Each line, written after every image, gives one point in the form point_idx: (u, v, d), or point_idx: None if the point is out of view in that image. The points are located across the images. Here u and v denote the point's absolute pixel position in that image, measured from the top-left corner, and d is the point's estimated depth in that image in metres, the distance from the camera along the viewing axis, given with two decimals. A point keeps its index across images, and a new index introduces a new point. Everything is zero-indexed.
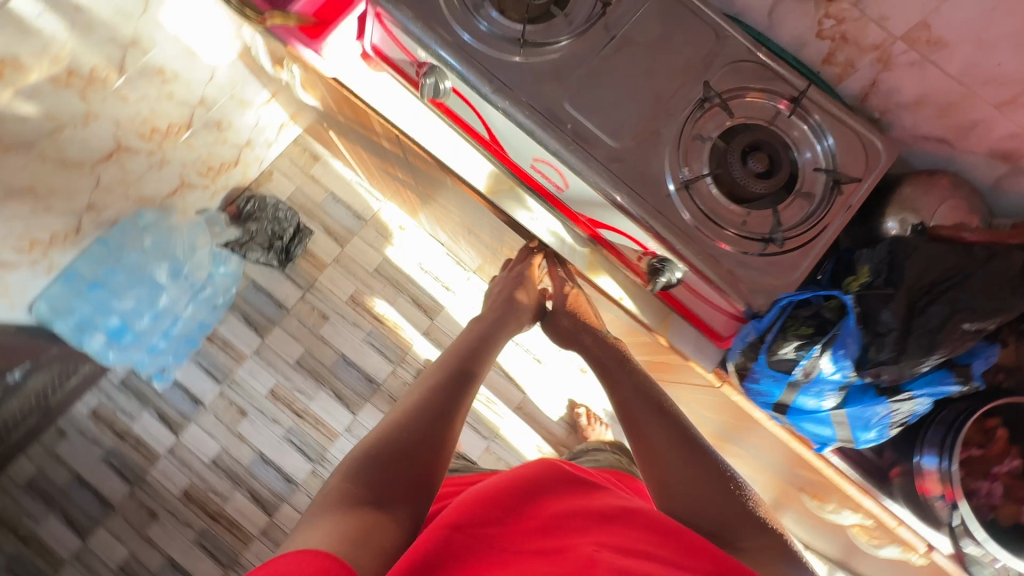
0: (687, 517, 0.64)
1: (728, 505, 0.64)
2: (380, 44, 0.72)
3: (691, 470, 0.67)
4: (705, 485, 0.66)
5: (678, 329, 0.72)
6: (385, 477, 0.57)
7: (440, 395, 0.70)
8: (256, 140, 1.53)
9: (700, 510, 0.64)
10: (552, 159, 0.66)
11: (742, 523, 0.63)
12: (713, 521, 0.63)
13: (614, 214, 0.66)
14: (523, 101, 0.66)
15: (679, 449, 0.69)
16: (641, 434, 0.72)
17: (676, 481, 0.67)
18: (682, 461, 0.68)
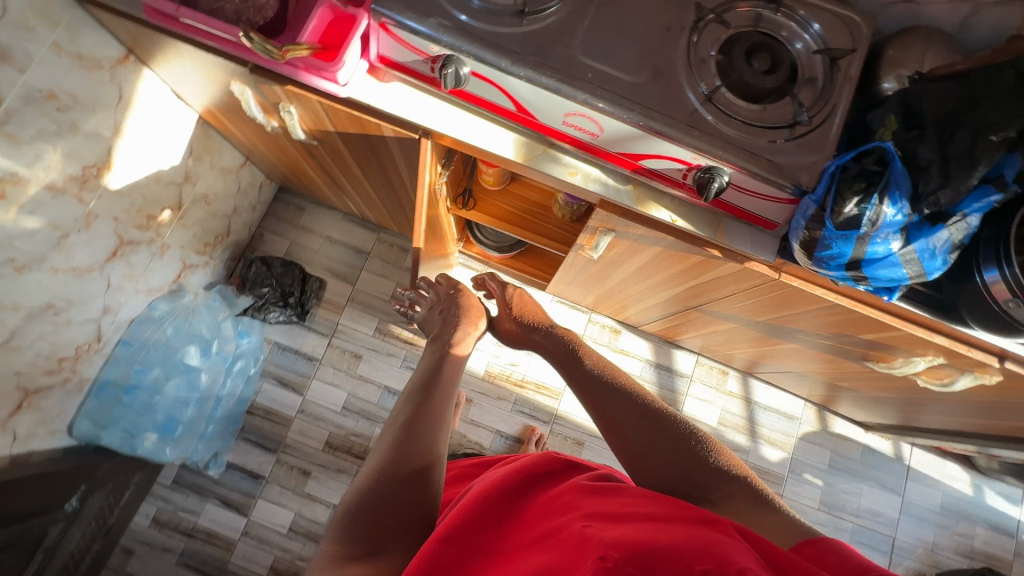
0: (657, 486, 0.67)
1: (691, 465, 0.67)
2: (387, 52, 0.75)
3: (650, 439, 0.70)
4: (662, 454, 0.68)
5: (732, 231, 0.78)
6: (369, 534, 0.58)
7: (417, 438, 0.67)
8: (241, 206, 1.53)
9: (664, 471, 0.67)
10: (584, 110, 0.70)
11: (712, 479, 0.65)
12: (676, 478, 0.66)
13: (653, 141, 0.70)
14: (540, 64, 0.69)
15: (638, 422, 0.72)
16: (602, 414, 0.76)
17: (640, 455, 0.70)
18: (647, 435, 0.71)
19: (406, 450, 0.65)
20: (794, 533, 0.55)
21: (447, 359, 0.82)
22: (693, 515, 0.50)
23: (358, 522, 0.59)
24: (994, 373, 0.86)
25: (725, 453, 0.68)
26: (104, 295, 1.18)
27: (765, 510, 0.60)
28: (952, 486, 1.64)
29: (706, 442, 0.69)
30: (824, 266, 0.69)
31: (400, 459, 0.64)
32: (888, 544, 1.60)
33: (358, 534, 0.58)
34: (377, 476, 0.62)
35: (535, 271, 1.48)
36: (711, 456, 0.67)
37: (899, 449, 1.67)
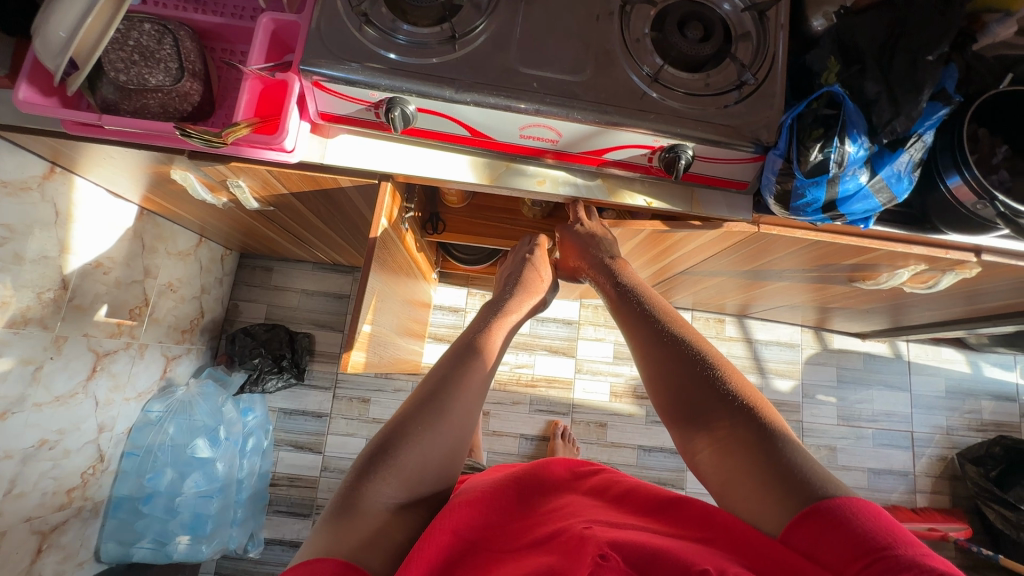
0: (668, 407, 0.64)
1: (697, 387, 0.63)
2: (327, 108, 0.73)
3: (662, 358, 0.67)
4: (670, 374, 0.65)
5: (707, 200, 0.79)
6: (398, 477, 0.60)
7: (459, 399, 0.67)
8: (208, 284, 1.49)
9: (668, 392, 0.64)
10: (538, 118, 0.70)
11: (717, 403, 0.60)
12: (678, 404, 0.63)
13: (611, 133, 0.70)
14: (484, 85, 0.68)
15: (654, 342, 0.69)
16: (627, 330, 0.74)
17: (650, 372, 0.68)
18: (667, 352, 0.67)
19: (447, 404, 0.65)
20: (790, 498, 0.50)
21: (499, 321, 0.82)
22: (705, 531, 0.51)
23: (383, 460, 0.60)
24: (972, 267, 0.91)
25: (737, 378, 0.63)
26: (94, 414, 1.13)
27: (767, 445, 0.55)
28: (951, 369, 1.73)
29: (716, 367, 0.64)
30: (801, 211, 0.71)
31: (440, 413, 0.64)
32: (908, 438, 1.68)
33: (378, 472, 0.60)
34: (410, 422, 0.64)
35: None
36: (721, 378, 0.62)
37: (896, 348, 1.74)
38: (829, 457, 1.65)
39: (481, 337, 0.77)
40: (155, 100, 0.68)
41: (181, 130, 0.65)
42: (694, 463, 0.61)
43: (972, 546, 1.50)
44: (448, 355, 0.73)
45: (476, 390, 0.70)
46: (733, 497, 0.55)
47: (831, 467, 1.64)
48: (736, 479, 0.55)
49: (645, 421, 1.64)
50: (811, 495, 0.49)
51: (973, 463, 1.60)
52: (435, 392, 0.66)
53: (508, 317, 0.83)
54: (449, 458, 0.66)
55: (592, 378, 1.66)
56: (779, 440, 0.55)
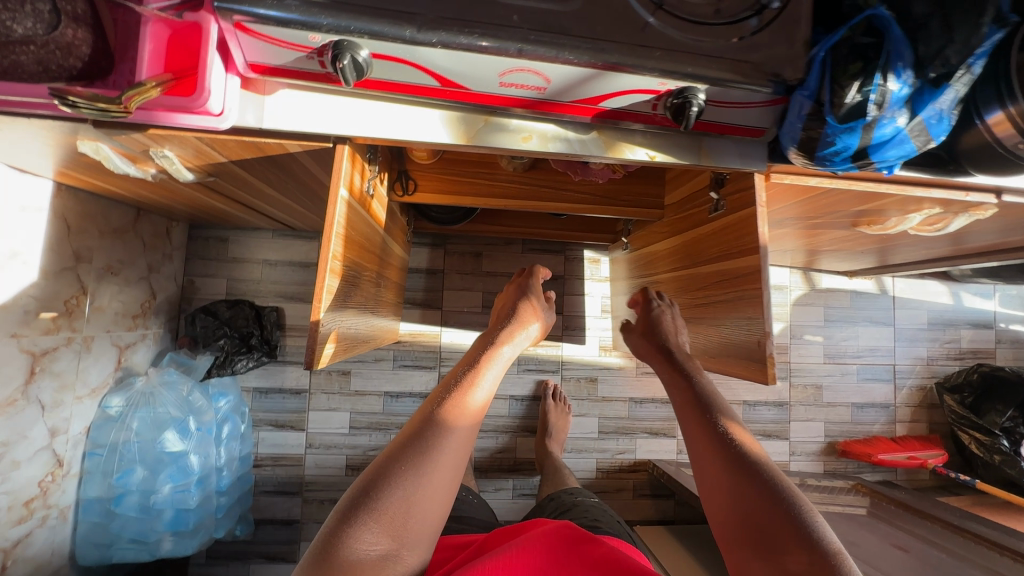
0: (738, 526, 0.61)
1: (762, 506, 0.60)
2: (257, 57, 0.58)
3: (727, 476, 0.65)
4: (735, 495, 0.63)
5: (718, 150, 0.69)
6: (386, 520, 0.57)
7: (444, 438, 0.65)
8: (155, 261, 1.34)
9: (739, 512, 0.62)
10: (520, 62, 0.57)
11: (782, 526, 0.57)
12: (746, 524, 0.60)
13: (610, 77, 0.59)
14: (452, 21, 0.55)
15: (730, 455, 0.66)
16: (698, 434, 0.71)
17: (715, 492, 0.66)
18: (727, 466, 0.65)
19: (435, 444, 0.64)
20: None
21: (488, 359, 0.78)
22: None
23: (365, 503, 0.58)
24: (988, 209, 0.85)
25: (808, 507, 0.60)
26: (42, 419, 1.03)
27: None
28: (935, 302, 1.73)
29: (789, 493, 0.61)
30: (828, 160, 0.62)
31: (428, 457, 0.63)
32: (890, 372, 1.71)
33: (361, 516, 0.57)
34: (396, 464, 0.62)
35: (496, 228, 1.39)
36: (792, 503, 0.59)
37: (881, 284, 1.72)
38: (815, 395, 1.67)
39: (465, 376, 0.74)
40: (27, 55, 0.54)
41: (63, 102, 0.52)
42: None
43: (948, 471, 1.57)
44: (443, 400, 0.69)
45: (466, 441, 0.68)
46: None
47: (817, 405, 1.66)
48: None
49: (634, 373, 1.61)
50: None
51: (951, 392, 1.64)
52: (422, 432, 0.65)
53: (501, 350, 0.81)
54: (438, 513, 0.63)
55: (581, 334, 1.60)
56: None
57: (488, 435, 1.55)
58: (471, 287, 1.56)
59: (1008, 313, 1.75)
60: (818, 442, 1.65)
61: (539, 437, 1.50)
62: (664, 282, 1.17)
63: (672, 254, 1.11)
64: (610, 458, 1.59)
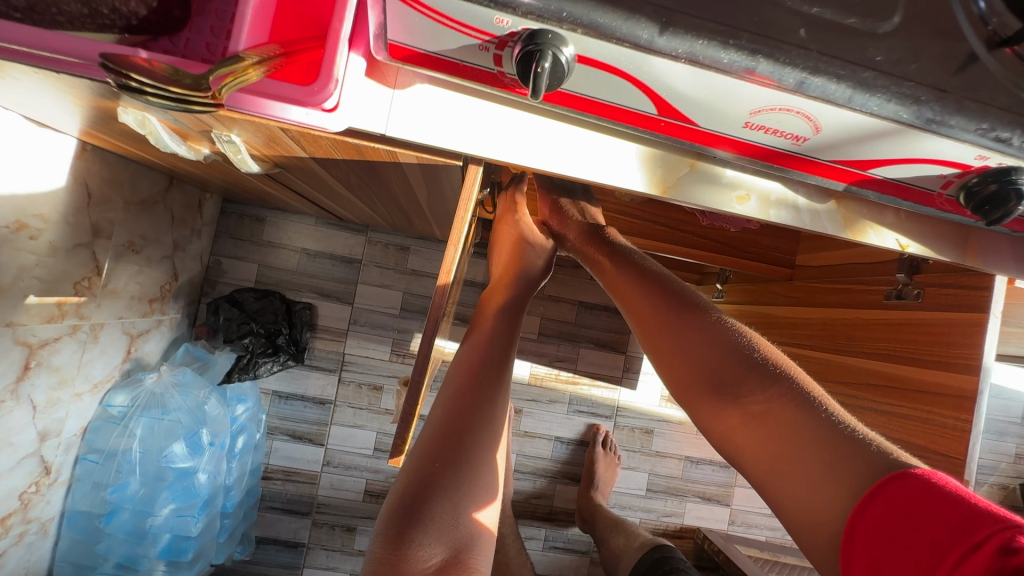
0: (678, 371, 0.57)
1: (714, 355, 0.55)
2: (402, 35, 0.39)
3: (669, 327, 0.58)
4: (685, 348, 0.57)
5: (990, 248, 0.50)
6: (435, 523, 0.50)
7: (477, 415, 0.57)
8: (182, 238, 1.16)
9: (686, 362, 0.56)
10: (795, 100, 0.38)
11: (743, 377, 0.52)
12: (696, 372, 0.55)
13: (913, 137, 0.40)
14: (715, 25, 0.36)
15: (661, 300, 0.60)
16: (619, 287, 0.64)
17: (657, 345, 0.59)
18: (671, 320, 0.58)
19: (468, 425, 0.56)
20: (846, 468, 0.42)
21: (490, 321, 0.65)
22: (922, 549, 0.35)
23: (414, 512, 0.50)
24: None
25: (761, 346, 0.56)
26: (32, 423, 0.85)
27: (812, 425, 0.46)
28: None
29: (745, 339, 0.56)
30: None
31: (464, 443, 0.55)
32: None
33: (414, 526, 0.50)
34: (433, 454, 0.54)
35: None
36: (750, 350, 0.54)
37: None
38: None
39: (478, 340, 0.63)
40: None
41: (123, 82, 0.35)
42: (729, 449, 0.53)
43: None
44: (459, 376, 0.60)
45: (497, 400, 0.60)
46: (782, 477, 0.46)
47: None
48: (779, 457, 0.47)
49: (695, 430, 1.44)
50: (887, 461, 0.41)
51: None
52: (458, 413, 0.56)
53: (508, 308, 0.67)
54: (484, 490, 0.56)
55: (643, 379, 1.42)
56: (826, 414, 0.47)
57: (526, 477, 1.38)
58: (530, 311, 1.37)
59: None
60: None
61: (583, 489, 1.33)
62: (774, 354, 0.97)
63: (800, 327, 0.90)
64: (655, 520, 1.42)
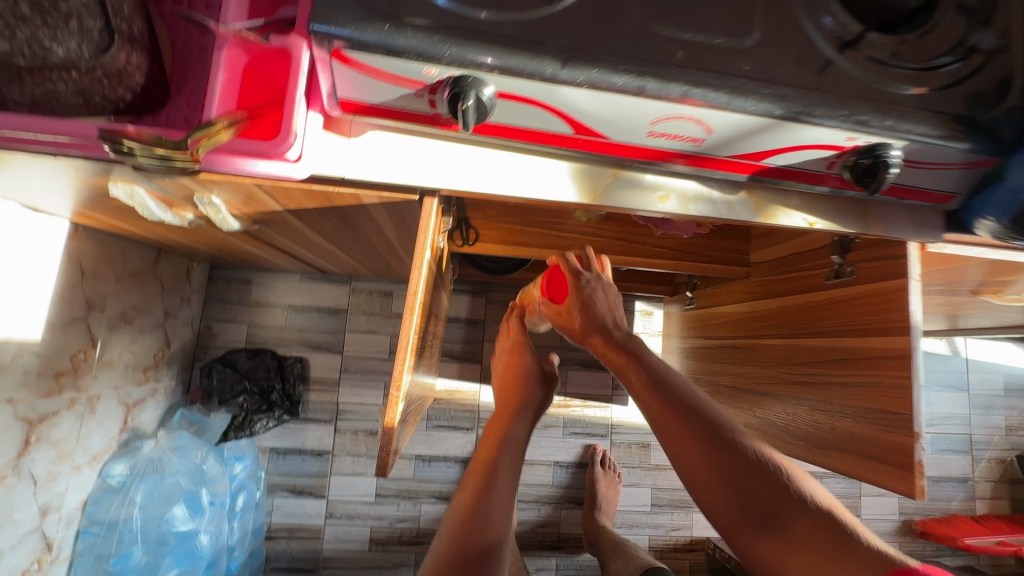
0: (718, 501, 0.55)
1: (745, 476, 0.54)
2: (350, 92, 0.46)
3: (699, 447, 0.56)
4: (718, 473, 0.55)
5: (886, 217, 0.57)
6: None
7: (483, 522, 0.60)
8: (172, 307, 1.21)
9: (722, 488, 0.55)
10: (684, 109, 0.46)
11: (791, 517, 0.52)
12: (735, 501, 0.54)
13: (789, 130, 0.47)
14: (608, 59, 0.44)
15: (684, 415, 0.58)
16: (641, 395, 0.62)
17: (691, 466, 0.56)
18: (693, 427, 0.57)
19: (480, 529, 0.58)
20: None
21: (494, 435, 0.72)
22: None
23: None
24: None
25: (784, 465, 0.57)
26: (33, 498, 0.87)
27: (865, 555, 0.46)
28: (1010, 366, 1.60)
29: (775, 463, 0.56)
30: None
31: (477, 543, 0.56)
32: (965, 442, 1.56)
33: None
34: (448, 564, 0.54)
35: None
36: (777, 473, 0.55)
37: (954, 344, 1.59)
38: None
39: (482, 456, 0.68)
40: (64, 83, 0.42)
41: (115, 147, 0.41)
42: None
43: None
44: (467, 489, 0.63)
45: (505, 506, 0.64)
46: None
47: None
48: None
49: None
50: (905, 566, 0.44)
51: None
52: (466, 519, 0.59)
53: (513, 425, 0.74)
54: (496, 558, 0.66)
55: None
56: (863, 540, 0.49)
57: (530, 507, 1.38)
58: None
59: None
60: (892, 520, 1.49)
61: (587, 511, 1.34)
62: (742, 351, 1.02)
63: (761, 320, 0.96)
64: (664, 535, 1.42)
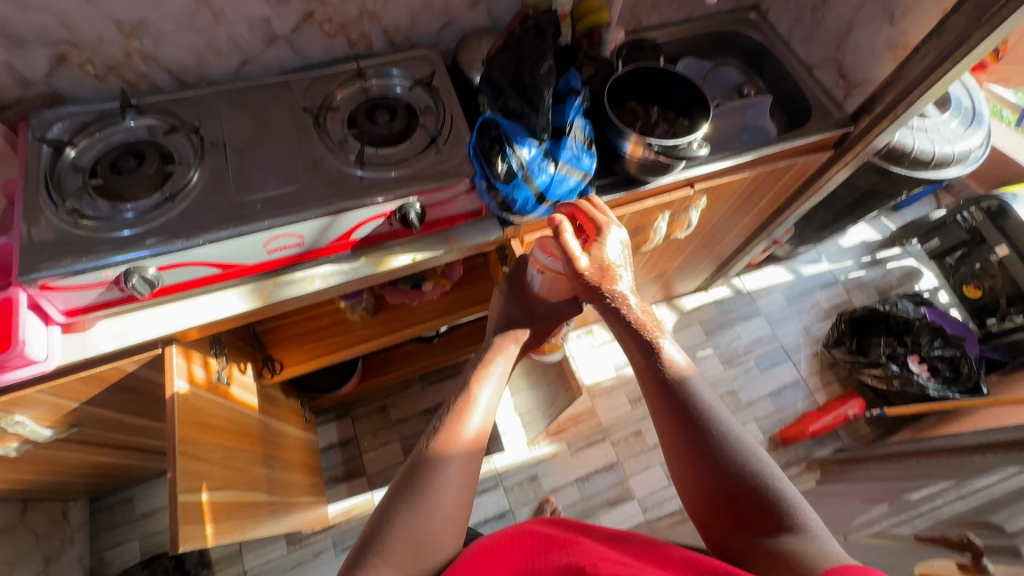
0: (687, 486, 0.59)
1: (714, 477, 0.57)
2: (67, 303, 0.74)
3: (675, 436, 0.61)
4: (683, 460, 0.60)
5: (461, 235, 0.89)
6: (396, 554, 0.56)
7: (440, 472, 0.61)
8: (53, 550, 1.29)
9: (696, 482, 0.58)
10: (274, 232, 0.76)
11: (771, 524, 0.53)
12: (705, 495, 0.57)
13: (345, 218, 0.79)
14: (214, 225, 0.75)
15: (674, 413, 0.61)
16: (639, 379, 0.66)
17: (668, 447, 0.62)
18: (689, 432, 0.60)
19: (433, 476, 0.60)
20: None
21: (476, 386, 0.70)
22: None
23: (373, 544, 0.56)
24: (700, 198, 1.11)
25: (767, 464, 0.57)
26: None
27: (807, 553, 0.48)
28: (782, 282, 1.99)
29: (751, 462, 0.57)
30: (511, 202, 0.81)
31: (425, 493, 0.59)
32: (783, 353, 1.87)
33: (371, 550, 0.56)
34: (400, 496, 0.60)
35: (387, 373, 1.52)
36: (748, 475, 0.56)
37: (734, 286, 1.97)
38: (734, 401, 1.77)
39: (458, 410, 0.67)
40: None
41: None
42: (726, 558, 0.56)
43: (868, 412, 1.66)
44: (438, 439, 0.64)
45: (465, 469, 0.62)
46: None
47: (739, 409, 1.76)
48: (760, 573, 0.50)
49: (570, 453, 1.65)
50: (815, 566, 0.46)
51: (837, 347, 1.79)
52: (419, 467, 0.61)
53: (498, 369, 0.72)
54: (462, 502, 0.61)
55: (506, 439, 1.64)
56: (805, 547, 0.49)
57: None
58: (388, 440, 1.61)
59: (841, 266, 2.03)
60: (761, 442, 1.71)
61: None
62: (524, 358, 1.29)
63: None
64: None
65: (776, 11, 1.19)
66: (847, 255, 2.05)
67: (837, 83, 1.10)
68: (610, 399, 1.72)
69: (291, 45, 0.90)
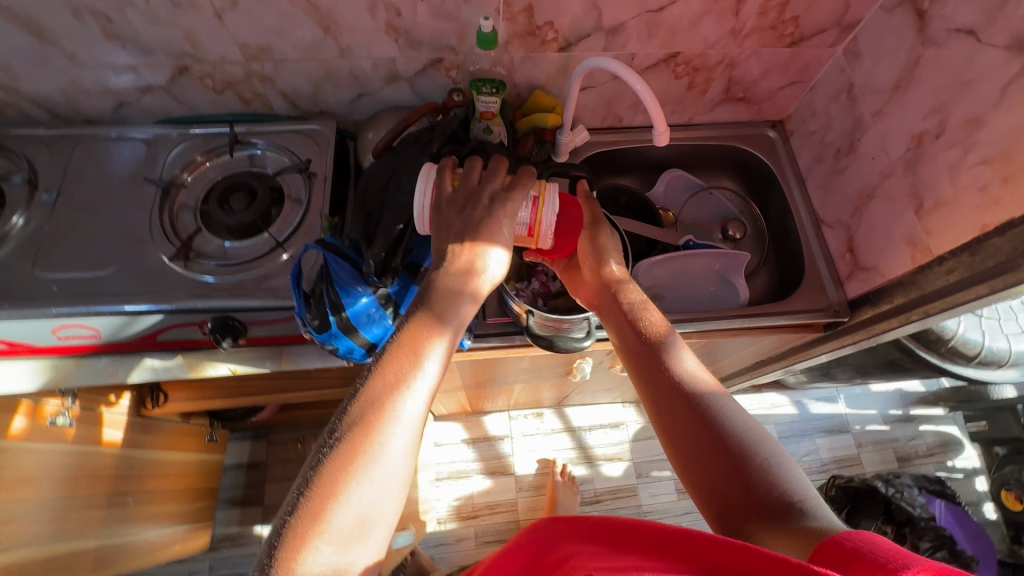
0: (691, 470, 0.50)
1: (720, 451, 0.48)
2: None
3: (676, 418, 0.52)
4: (688, 441, 0.50)
5: (299, 354, 0.73)
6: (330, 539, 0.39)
7: (384, 425, 0.43)
8: None
9: (698, 468, 0.49)
10: (64, 321, 0.67)
11: (787, 507, 0.44)
12: (710, 478, 0.48)
13: (144, 319, 0.68)
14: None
15: (679, 398, 0.52)
16: (632, 361, 0.58)
17: (668, 435, 0.52)
18: (688, 417, 0.51)
19: (374, 434, 0.43)
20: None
21: (432, 316, 0.49)
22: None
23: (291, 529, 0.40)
24: None
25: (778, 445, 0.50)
26: None
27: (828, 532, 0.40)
28: (780, 414, 1.69)
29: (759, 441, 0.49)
30: (333, 349, 0.66)
31: (361, 458, 0.42)
32: None
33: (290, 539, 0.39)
34: (331, 462, 0.42)
35: (311, 411, 1.43)
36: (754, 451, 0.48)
37: None
38: None
39: (411, 339, 0.48)
40: None
41: None
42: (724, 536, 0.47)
43: None
44: (385, 380, 0.45)
45: (415, 413, 0.45)
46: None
47: None
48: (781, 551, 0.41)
49: (475, 545, 1.49)
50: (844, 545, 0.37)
51: None
52: (357, 419, 0.43)
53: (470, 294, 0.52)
54: (415, 451, 0.45)
55: None
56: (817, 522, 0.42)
57: None
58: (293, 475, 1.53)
59: (860, 414, 1.69)
60: None
61: None
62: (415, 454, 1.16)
63: None
64: None
65: (801, 138, 0.93)
66: (872, 402, 1.71)
67: (844, 254, 0.84)
68: (536, 498, 1.55)
69: (170, 94, 0.79)
